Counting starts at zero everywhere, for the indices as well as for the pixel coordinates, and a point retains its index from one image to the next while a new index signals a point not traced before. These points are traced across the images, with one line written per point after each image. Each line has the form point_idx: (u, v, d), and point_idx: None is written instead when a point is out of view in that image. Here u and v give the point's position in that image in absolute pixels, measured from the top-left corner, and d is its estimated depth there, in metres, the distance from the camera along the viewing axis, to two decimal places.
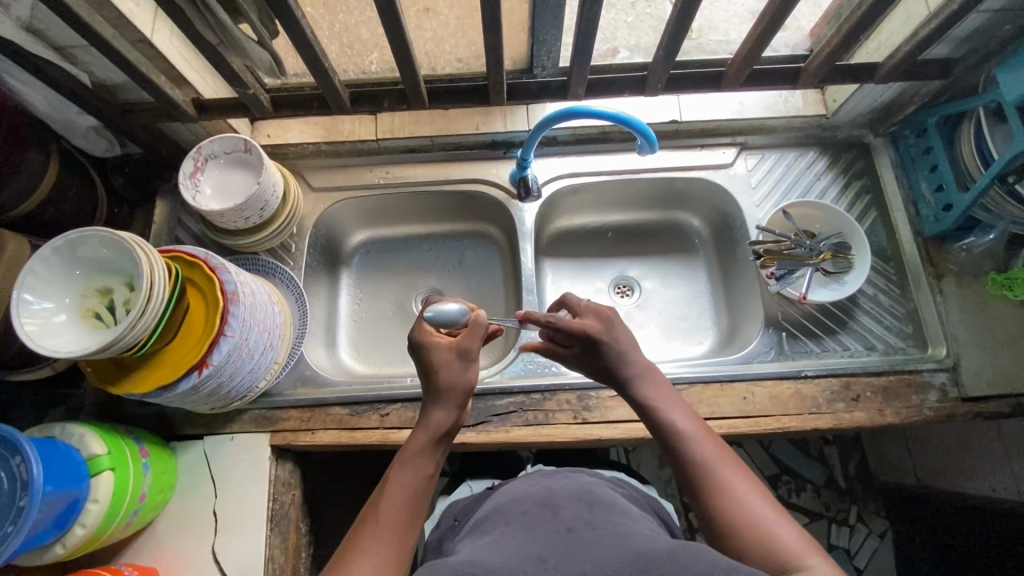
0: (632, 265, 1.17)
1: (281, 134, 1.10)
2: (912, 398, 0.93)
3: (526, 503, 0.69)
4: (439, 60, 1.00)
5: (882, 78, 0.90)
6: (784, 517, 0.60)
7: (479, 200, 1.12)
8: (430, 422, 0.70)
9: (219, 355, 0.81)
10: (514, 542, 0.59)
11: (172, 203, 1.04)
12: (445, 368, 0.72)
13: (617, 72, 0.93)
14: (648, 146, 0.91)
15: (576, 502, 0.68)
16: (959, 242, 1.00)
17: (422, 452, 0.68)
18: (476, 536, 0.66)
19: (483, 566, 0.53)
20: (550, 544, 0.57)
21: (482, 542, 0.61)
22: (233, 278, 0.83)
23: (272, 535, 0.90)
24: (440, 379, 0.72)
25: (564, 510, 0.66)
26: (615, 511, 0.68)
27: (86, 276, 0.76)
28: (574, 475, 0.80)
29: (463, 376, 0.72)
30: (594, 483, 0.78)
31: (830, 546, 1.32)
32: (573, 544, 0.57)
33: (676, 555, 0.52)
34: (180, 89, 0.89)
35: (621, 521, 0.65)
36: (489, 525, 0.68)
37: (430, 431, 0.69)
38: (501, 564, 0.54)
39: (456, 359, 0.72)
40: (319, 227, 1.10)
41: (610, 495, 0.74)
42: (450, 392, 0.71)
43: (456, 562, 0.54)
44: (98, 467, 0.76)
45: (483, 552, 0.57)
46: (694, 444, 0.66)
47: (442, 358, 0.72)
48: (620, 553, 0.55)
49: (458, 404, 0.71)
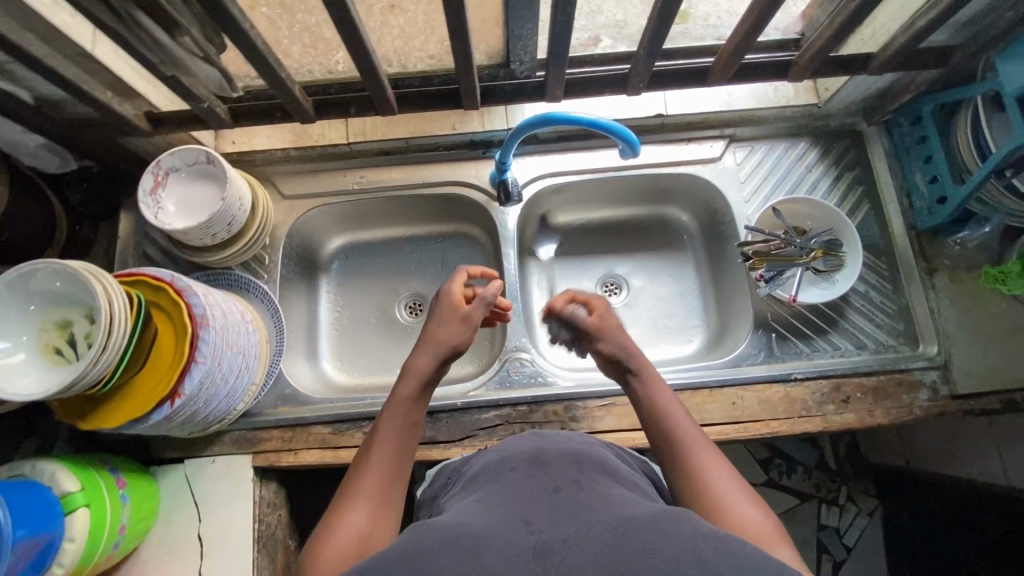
0: (621, 263, 1.14)
1: (248, 140, 1.05)
2: (902, 397, 0.92)
3: (514, 462, 0.66)
4: (410, 57, 0.93)
5: (877, 68, 0.86)
6: (759, 509, 0.58)
7: (459, 202, 1.07)
8: (416, 367, 0.71)
9: (190, 383, 0.78)
10: (500, 502, 0.55)
11: (137, 217, 1.00)
12: (449, 324, 0.75)
13: (597, 69, 0.88)
14: (630, 150, 0.86)
15: (566, 460, 0.64)
16: (953, 235, 0.97)
17: (410, 399, 0.68)
18: (465, 496, 0.63)
19: (467, 530, 0.49)
20: (538, 505, 0.53)
21: (468, 504, 0.58)
22: (201, 300, 0.80)
23: (259, 557, 0.89)
24: (442, 332, 0.74)
25: (554, 468, 0.62)
26: (606, 472, 0.64)
27: (43, 311, 0.72)
28: (566, 435, 0.75)
29: (460, 336, 0.75)
30: (586, 442, 0.73)
31: (820, 525, 1.31)
32: (560, 504, 0.53)
33: (660, 520, 0.48)
34: (132, 102, 0.83)
35: (610, 484, 0.60)
36: (479, 484, 0.65)
37: (417, 376, 0.70)
38: (484, 526, 0.49)
39: (460, 321, 0.76)
40: (293, 237, 1.05)
41: (603, 455, 0.70)
42: (441, 344, 0.73)
43: (442, 525, 0.50)
44: (72, 505, 0.74)
45: (471, 514, 0.53)
46: (678, 428, 0.67)
47: (452, 316, 0.76)
48: (608, 515, 0.50)
49: (443, 357, 0.73)
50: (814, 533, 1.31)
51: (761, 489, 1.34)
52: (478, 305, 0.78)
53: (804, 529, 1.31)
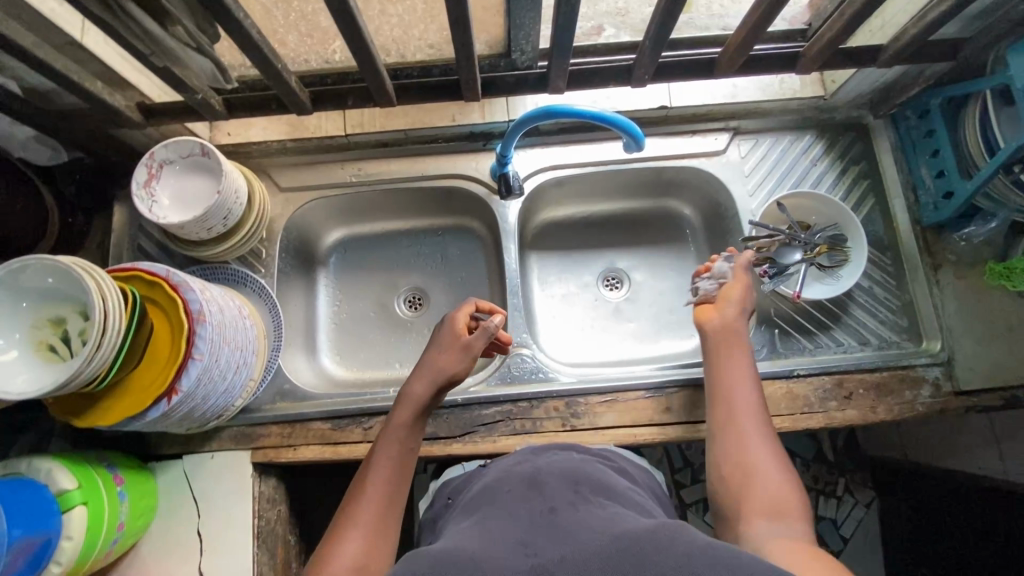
0: (622, 257, 1.13)
1: (243, 132, 1.03)
2: (905, 393, 0.91)
3: (511, 482, 0.66)
4: (409, 46, 0.88)
5: (887, 61, 0.84)
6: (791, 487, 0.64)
7: (459, 195, 1.06)
8: (413, 396, 0.75)
9: (188, 380, 0.77)
10: (497, 523, 0.56)
11: (131, 210, 0.98)
12: (450, 353, 0.78)
13: (600, 60, 0.86)
14: (634, 144, 0.84)
15: (563, 480, 0.65)
16: (959, 230, 0.95)
17: (404, 426, 0.73)
18: (461, 519, 0.63)
19: (461, 556, 0.49)
20: (535, 528, 0.54)
21: (463, 527, 0.58)
22: (198, 296, 0.79)
23: (259, 552, 0.88)
24: (441, 361, 0.78)
25: (549, 488, 0.62)
26: (603, 489, 0.64)
27: (35, 307, 0.71)
28: (563, 453, 0.76)
29: (458, 365, 0.77)
30: (584, 460, 0.74)
31: (818, 517, 1.31)
32: (556, 527, 0.54)
33: (655, 536, 0.48)
34: (123, 93, 0.81)
35: (606, 503, 0.61)
36: (475, 506, 0.65)
37: (412, 404, 0.75)
38: (480, 551, 0.50)
39: (458, 349, 0.78)
40: (291, 230, 1.04)
41: (601, 473, 0.70)
42: (438, 372, 0.77)
43: (438, 550, 0.50)
44: (70, 503, 0.73)
45: (468, 538, 0.54)
46: (746, 399, 0.73)
47: (450, 344, 0.79)
48: (603, 535, 0.51)
49: (439, 384, 0.76)
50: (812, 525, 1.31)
51: None
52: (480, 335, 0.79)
53: None
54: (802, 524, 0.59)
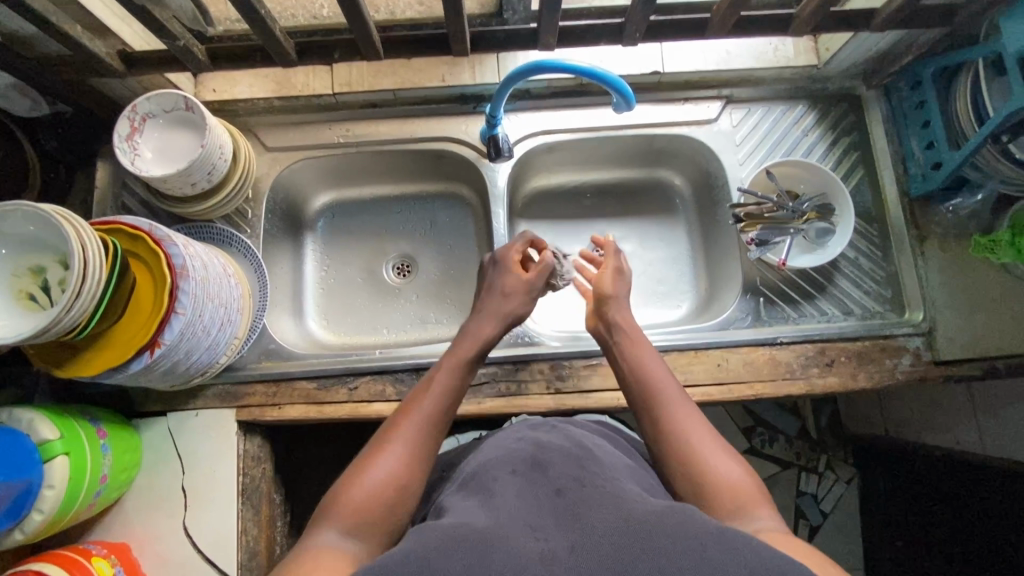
0: (611, 227, 1.13)
1: (228, 88, 1.01)
2: (885, 362, 0.92)
3: (511, 461, 0.65)
4: (399, 4, 0.93)
5: (879, 25, 0.83)
6: (744, 470, 0.62)
7: (448, 159, 1.05)
8: (476, 332, 0.79)
9: (171, 334, 0.77)
10: (505, 501, 0.56)
11: (115, 165, 0.97)
12: (516, 294, 0.84)
13: (593, 18, 0.85)
14: (624, 103, 0.84)
15: (566, 458, 0.64)
16: (946, 202, 0.96)
17: (466, 358, 0.76)
18: (457, 494, 0.63)
19: (473, 529, 0.50)
20: (540, 511, 0.54)
21: (469, 505, 0.57)
22: (180, 251, 0.78)
23: (244, 508, 0.89)
24: (507, 295, 0.84)
25: (554, 468, 0.62)
26: (605, 465, 0.64)
27: (15, 254, 0.70)
28: (562, 427, 0.76)
29: (520, 303, 0.85)
30: (584, 436, 0.74)
31: (799, 491, 1.33)
32: (565, 506, 0.54)
33: (666, 520, 0.50)
34: (103, 40, 0.80)
35: (612, 477, 0.61)
36: (473, 484, 0.63)
37: (477, 340, 0.78)
38: (488, 527, 0.50)
39: (523, 290, 0.85)
40: (277, 190, 1.03)
41: (600, 449, 0.70)
42: (506, 313, 0.83)
43: (447, 525, 0.51)
44: (52, 452, 0.73)
45: (474, 513, 0.54)
46: (667, 397, 0.70)
47: (514, 284, 0.85)
48: (614, 515, 0.51)
49: (504, 324, 0.83)
50: (792, 498, 1.33)
51: (744, 456, 1.34)
52: (540, 272, 0.87)
53: (783, 495, 1.33)
54: (768, 513, 0.59)
